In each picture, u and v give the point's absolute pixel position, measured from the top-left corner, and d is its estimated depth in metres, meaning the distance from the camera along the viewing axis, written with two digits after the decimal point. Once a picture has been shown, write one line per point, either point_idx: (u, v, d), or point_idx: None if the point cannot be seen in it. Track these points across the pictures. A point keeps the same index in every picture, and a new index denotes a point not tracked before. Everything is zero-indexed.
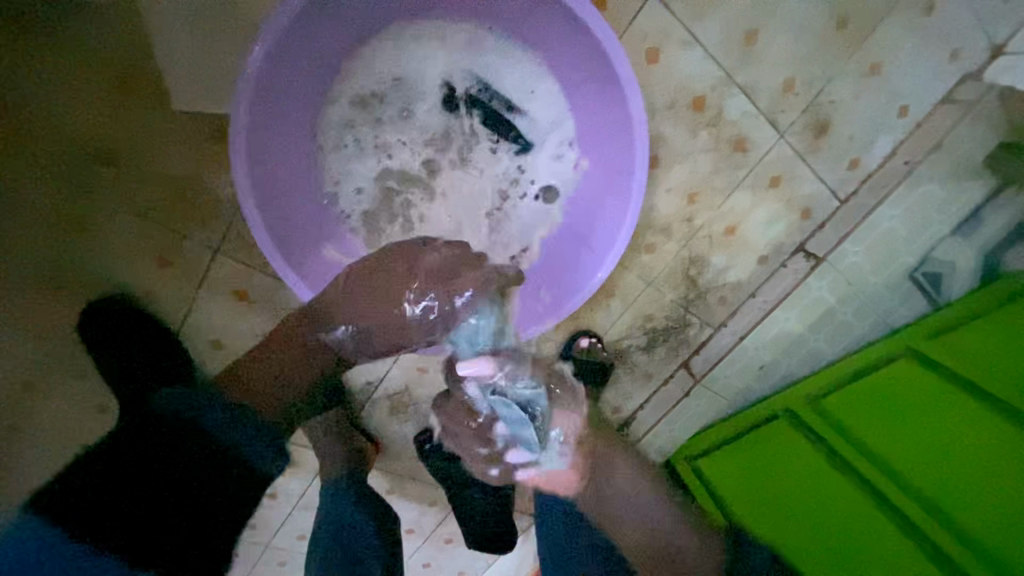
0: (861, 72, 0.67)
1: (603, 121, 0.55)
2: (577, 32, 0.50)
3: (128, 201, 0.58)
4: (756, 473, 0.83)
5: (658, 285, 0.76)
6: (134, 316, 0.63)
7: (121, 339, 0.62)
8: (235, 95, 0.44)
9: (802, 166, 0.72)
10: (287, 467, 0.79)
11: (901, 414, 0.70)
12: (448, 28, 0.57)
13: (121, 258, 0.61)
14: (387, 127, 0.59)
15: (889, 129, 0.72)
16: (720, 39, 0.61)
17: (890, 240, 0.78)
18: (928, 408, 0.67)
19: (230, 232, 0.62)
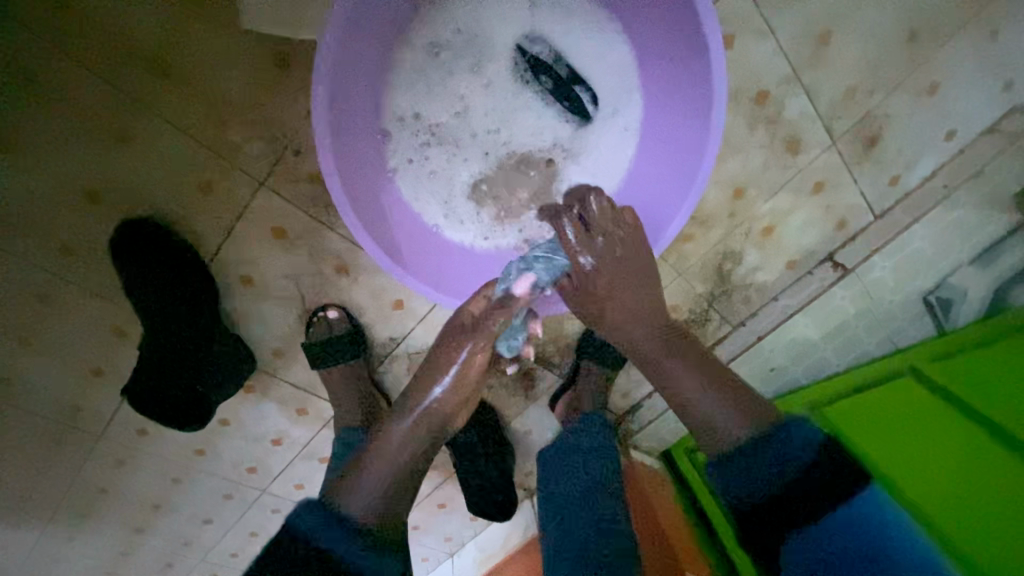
0: (921, 89, 0.68)
1: (678, 103, 0.54)
2: (675, 6, 0.48)
3: (176, 118, 0.56)
4: None
5: (688, 276, 0.78)
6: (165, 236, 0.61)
7: (158, 257, 0.60)
8: (323, 35, 0.43)
9: (846, 175, 0.73)
10: (299, 407, 0.81)
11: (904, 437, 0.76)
12: None
13: (161, 178, 0.59)
14: (455, 81, 0.57)
15: (933, 150, 0.73)
16: (795, 36, 0.61)
17: (915, 261, 0.80)
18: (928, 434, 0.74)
19: (275, 168, 0.59)
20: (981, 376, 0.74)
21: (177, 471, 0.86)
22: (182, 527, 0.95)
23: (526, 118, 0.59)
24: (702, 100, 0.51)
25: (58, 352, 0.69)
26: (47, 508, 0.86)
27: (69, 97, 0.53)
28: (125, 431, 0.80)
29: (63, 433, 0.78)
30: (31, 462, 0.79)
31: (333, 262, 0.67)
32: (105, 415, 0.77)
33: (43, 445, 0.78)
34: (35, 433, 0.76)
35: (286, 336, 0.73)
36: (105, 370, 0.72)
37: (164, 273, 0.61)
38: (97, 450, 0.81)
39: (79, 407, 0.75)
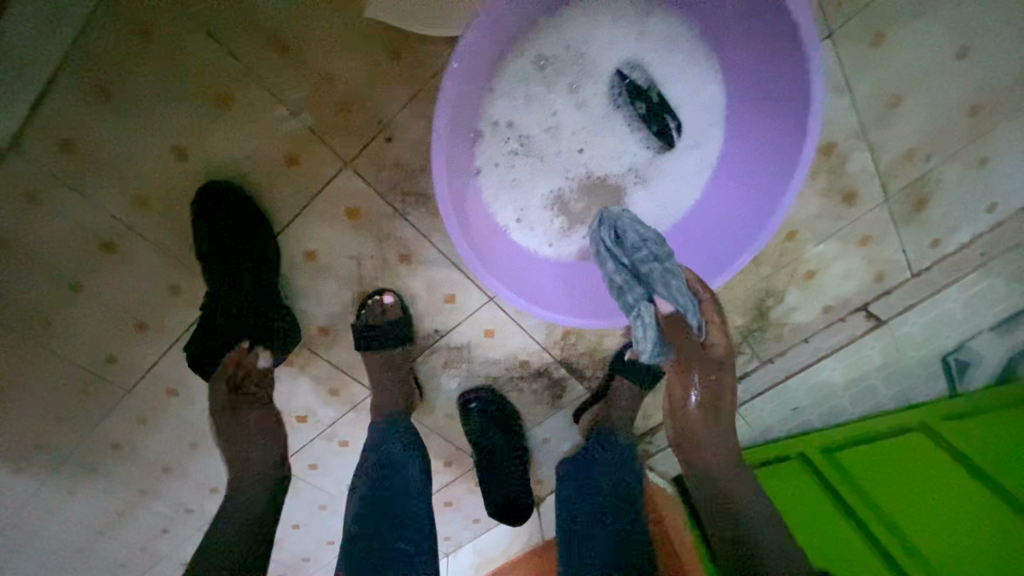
0: (973, 162, 0.72)
1: (763, 146, 0.58)
2: (787, 59, 0.51)
3: (279, 89, 0.57)
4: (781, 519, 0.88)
5: (729, 308, 0.81)
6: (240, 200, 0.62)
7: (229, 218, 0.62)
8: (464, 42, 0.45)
9: (892, 232, 0.76)
10: (332, 386, 0.82)
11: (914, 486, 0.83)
12: (650, 13, 0.56)
13: (251, 145, 0.60)
14: (554, 94, 0.58)
15: (976, 219, 0.77)
16: (869, 96, 0.65)
17: (945, 321, 0.84)
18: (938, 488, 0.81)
19: (365, 150, 0.61)
20: (986, 442, 0.83)
21: (196, 435, 0.86)
22: (186, 492, 0.94)
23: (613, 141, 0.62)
24: (793, 150, 0.55)
25: (107, 301, 0.69)
26: (59, 454, 0.85)
27: (184, 56, 0.54)
28: (154, 390, 0.79)
29: (92, 383, 0.77)
30: (54, 407, 0.79)
31: (398, 250, 0.69)
32: (138, 371, 0.77)
33: (70, 392, 0.77)
34: (65, 379, 0.76)
35: (335, 315, 0.73)
36: (149, 326, 0.72)
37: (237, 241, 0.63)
38: (122, 404, 0.80)
39: (114, 359, 0.75)
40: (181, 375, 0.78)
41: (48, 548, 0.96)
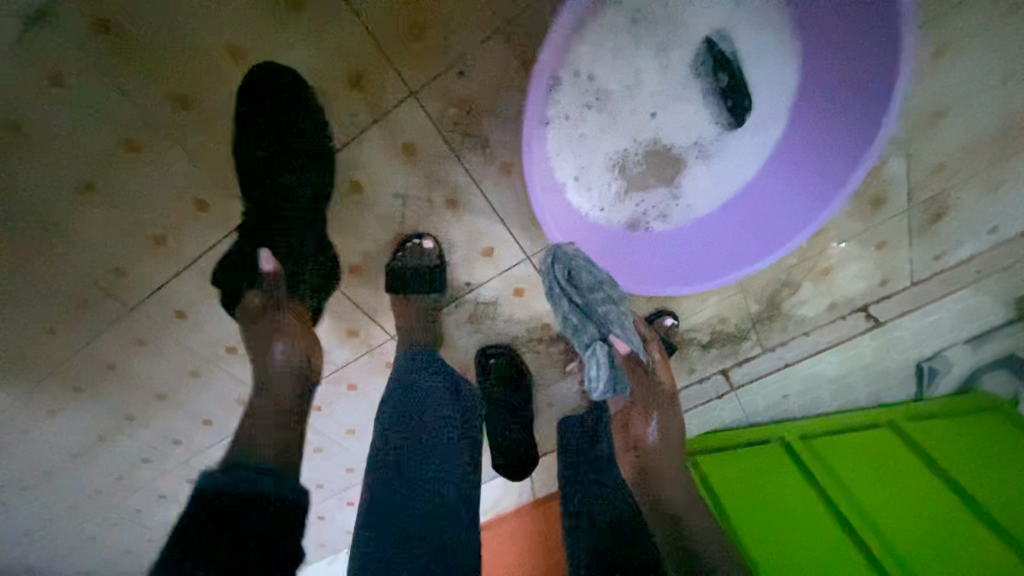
0: (991, 183, 0.77)
1: (821, 142, 0.63)
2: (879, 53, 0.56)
3: (355, 0, 0.53)
4: (752, 492, 0.94)
5: (748, 295, 0.85)
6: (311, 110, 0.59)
7: (302, 132, 0.60)
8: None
9: (907, 240, 0.81)
10: (353, 327, 0.80)
11: (874, 471, 0.94)
12: None
13: (314, 57, 0.56)
14: (643, 53, 0.57)
15: (979, 238, 0.83)
16: (921, 106, 0.67)
17: (931, 329, 0.91)
18: (892, 475, 0.93)
19: (434, 82, 0.58)
20: (942, 444, 0.96)
21: (197, 364, 0.82)
22: (177, 423, 0.90)
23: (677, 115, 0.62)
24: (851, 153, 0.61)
25: (121, 209, 0.64)
26: (44, 367, 0.79)
27: None
28: (160, 311, 0.75)
29: (91, 296, 0.72)
30: (46, 316, 0.73)
31: (446, 194, 0.67)
32: (145, 288, 0.72)
33: (66, 301, 0.72)
34: (62, 288, 0.70)
35: (370, 253, 0.72)
36: (164, 242, 0.68)
37: (287, 124, 0.60)
38: (122, 322, 0.76)
39: (121, 273, 0.70)
40: (192, 298, 0.74)
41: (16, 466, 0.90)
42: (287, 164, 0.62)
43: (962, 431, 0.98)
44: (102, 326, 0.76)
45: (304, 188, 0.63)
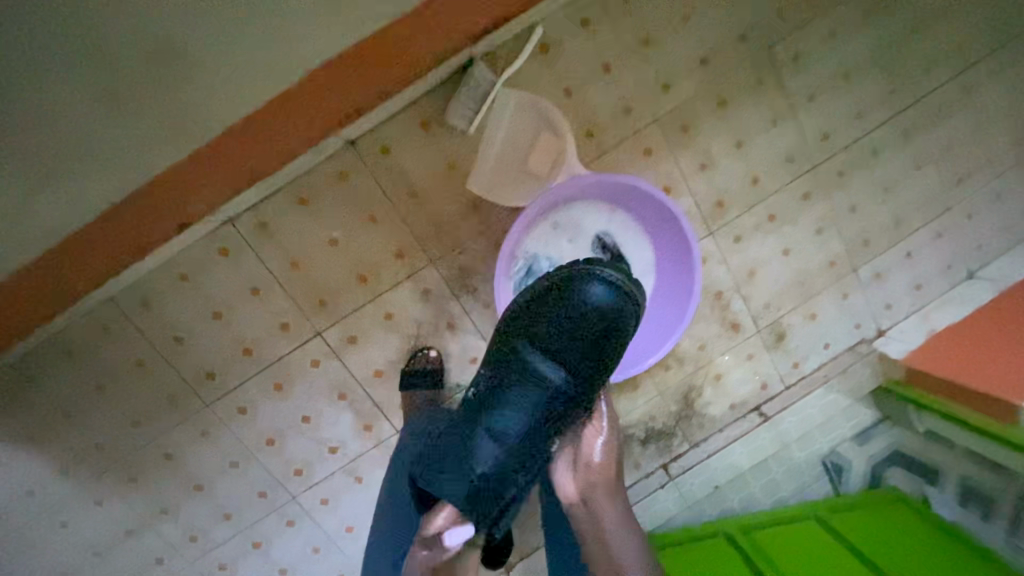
0: (808, 314, 1.16)
1: (674, 289, 1.02)
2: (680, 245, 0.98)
3: (404, 216, 0.97)
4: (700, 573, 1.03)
5: (665, 395, 1.15)
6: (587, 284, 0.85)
7: (599, 306, 0.83)
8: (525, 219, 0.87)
9: (766, 354, 1.17)
10: (371, 421, 1.07)
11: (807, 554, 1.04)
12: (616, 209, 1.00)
13: (377, 243, 0.98)
14: (562, 243, 1.00)
15: (819, 352, 1.19)
16: (739, 268, 1.10)
17: (812, 425, 1.20)
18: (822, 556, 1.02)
19: (443, 256, 1.00)
20: (861, 532, 1.08)
21: (240, 455, 1.04)
22: (202, 516, 1.06)
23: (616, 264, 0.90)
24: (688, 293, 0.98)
25: (232, 329, 0.98)
26: (118, 456, 1.01)
27: (357, 192, 0.95)
28: (227, 407, 1.02)
29: (184, 393, 1.00)
30: (146, 409, 0.99)
31: (447, 320, 1.03)
32: (224, 388, 1.00)
33: (166, 396, 0.99)
34: (167, 386, 0.99)
35: (391, 361, 1.04)
36: (251, 352, 1.00)
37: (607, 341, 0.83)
38: (195, 416, 1.01)
39: (212, 376, 1.00)
40: (255, 396, 1.02)
41: (49, 556, 1.02)
42: (571, 324, 0.83)
43: (876, 521, 1.11)
44: (180, 420, 1.01)
45: (582, 345, 0.83)
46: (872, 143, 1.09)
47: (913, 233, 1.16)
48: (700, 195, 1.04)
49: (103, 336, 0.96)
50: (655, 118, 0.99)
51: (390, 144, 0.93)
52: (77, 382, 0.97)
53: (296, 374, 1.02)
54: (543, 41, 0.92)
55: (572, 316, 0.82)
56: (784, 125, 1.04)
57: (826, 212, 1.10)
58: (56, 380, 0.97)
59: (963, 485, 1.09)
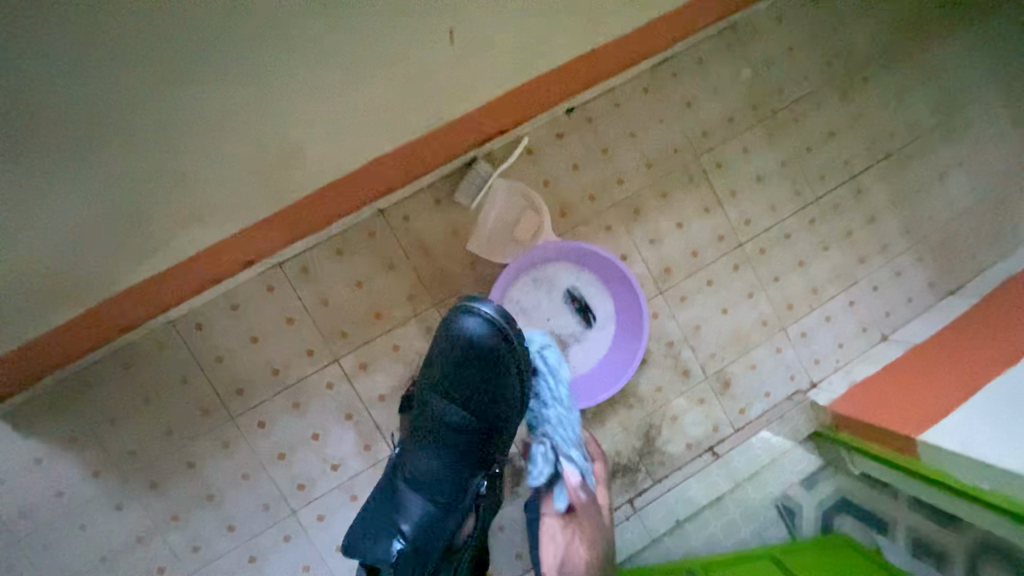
0: (748, 365, 1.38)
1: (629, 335, 1.25)
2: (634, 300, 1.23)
3: (416, 267, 1.23)
4: None
5: (628, 432, 1.32)
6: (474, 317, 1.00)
7: (470, 334, 0.99)
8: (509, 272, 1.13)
9: (715, 398, 1.36)
10: (371, 441, 1.23)
11: None
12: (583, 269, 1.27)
13: (392, 287, 1.23)
14: (540, 294, 1.25)
15: (761, 399, 1.38)
16: (686, 322, 1.34)
17: (762, 468, 1.36)
18: None
19: (445, 301, 1.24)
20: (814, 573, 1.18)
21: (253, 466, 1.18)
22: (208, 527, 1.16)
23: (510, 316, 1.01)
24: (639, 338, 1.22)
25: (266, 352, 1.19)
26: (145, 463, 1.15)
27: (380, 247, 1.22)
28: (250, 421, 1.19)
29: (215, 406, 1.18)
30: (180, 419, 1.16)
31: None
32: (251, 403, 1.19)
33: (199, 408, 1.17)
34: (203, 399, 1.17)
35: (394, 387, 1.23)
36: (279, 372, 1.20)
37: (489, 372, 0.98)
38: (221, 428, 1.18)
39: (243, 391, 1.19)
40: (275, 412, 1.20)
41: (63, 558, 1.12)
42: (457, 360, 0.99)
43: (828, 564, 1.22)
44: (207, 430, 1.17)
45: (469, 371, 0.99)
46: (787, 229, 1.38)
47: (829, 300, 1.42)
48: (650, 262, 1.32)
49: (157, 354, 1.16)
50: (613, 203, 1.30)
51: (410, 213, 1.22)
52: (125, 393, 1.15)
53: (313, 394, 1.21)
54: (529, 146, 1.25)
55: (456, 348, 0.99)
56: (714, 211, 1.34)
57: (754, 280, 1.37)
58: (106, 391, 1.14)
59: (912, 537, 1.29)
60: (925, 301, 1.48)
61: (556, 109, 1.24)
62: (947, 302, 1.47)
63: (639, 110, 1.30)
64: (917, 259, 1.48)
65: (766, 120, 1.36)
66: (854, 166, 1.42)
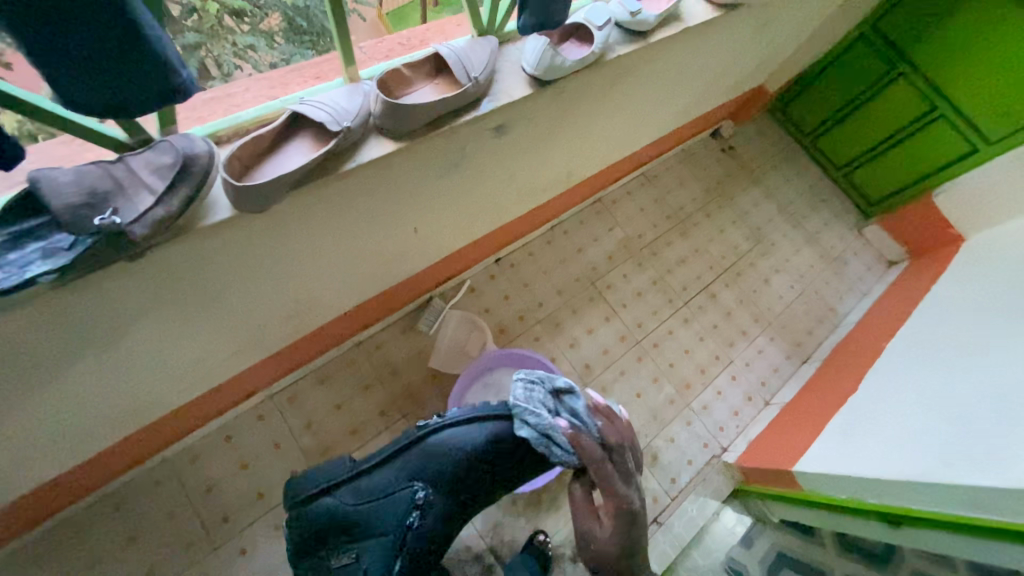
0: (668, 438, 1.68)
1: None
2: None
3: (388, 387, 1.52)
4: None
5: None
6: (502, 425, 0.99)
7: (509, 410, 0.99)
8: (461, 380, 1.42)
9: (648, 471, 1.61)
10: None
11: None
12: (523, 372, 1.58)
13: (368, 405, 1.49)
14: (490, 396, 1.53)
15: (686, 468, 1.65)
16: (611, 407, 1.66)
17: (699, 530, 1.58)
18: None
19: (412, 412, 1.51)
20: None
21: None
22: None
23: (533, 413, 0.94)
24: None
25: (253, 478, 1.35)
26: None
27: (358, 373, 1.51)
28: (232, 550, 1.28)
29: (200, 539, 1.27)
30: (162, 558, 1.24)
31: None
32: (235, 531, 1.30)
33: (183, 543, 1.26)
34: (188, 533, 1.27)
35: None
36: (263, 498, 1.34)
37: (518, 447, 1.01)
38: (203, 561, 1.26)
39: (228, 520, 1.30)
40: (258, 538, 1.30)
41: None
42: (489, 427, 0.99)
43: None
44: (190, 566, 1.25)
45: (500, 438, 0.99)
46: (670, 327, 1.85)
47: (716, 378, 1.82)
48: (574, 362, 1.69)
49: (148, 492, 1.28)
50: (537, 321, 1.72)
51: (382, 343, 1.56)
52: (110, 536, 1.23)
53: None
54: (471, 286, 1.70)
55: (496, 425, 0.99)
56: (613, 319, 1.80)
57: (655, 368, 1.76)
58: (91, 536, 1.22)
59: None
60: (787, 370, 1.93)
61: (488, 260, 1.73)
62: (803, 369, 1.93)
63: (547, 256, 1.83)
64: (772, 339, 1.97)
65: (637, 254, 1.94)
66: (705, 278, 1.99)
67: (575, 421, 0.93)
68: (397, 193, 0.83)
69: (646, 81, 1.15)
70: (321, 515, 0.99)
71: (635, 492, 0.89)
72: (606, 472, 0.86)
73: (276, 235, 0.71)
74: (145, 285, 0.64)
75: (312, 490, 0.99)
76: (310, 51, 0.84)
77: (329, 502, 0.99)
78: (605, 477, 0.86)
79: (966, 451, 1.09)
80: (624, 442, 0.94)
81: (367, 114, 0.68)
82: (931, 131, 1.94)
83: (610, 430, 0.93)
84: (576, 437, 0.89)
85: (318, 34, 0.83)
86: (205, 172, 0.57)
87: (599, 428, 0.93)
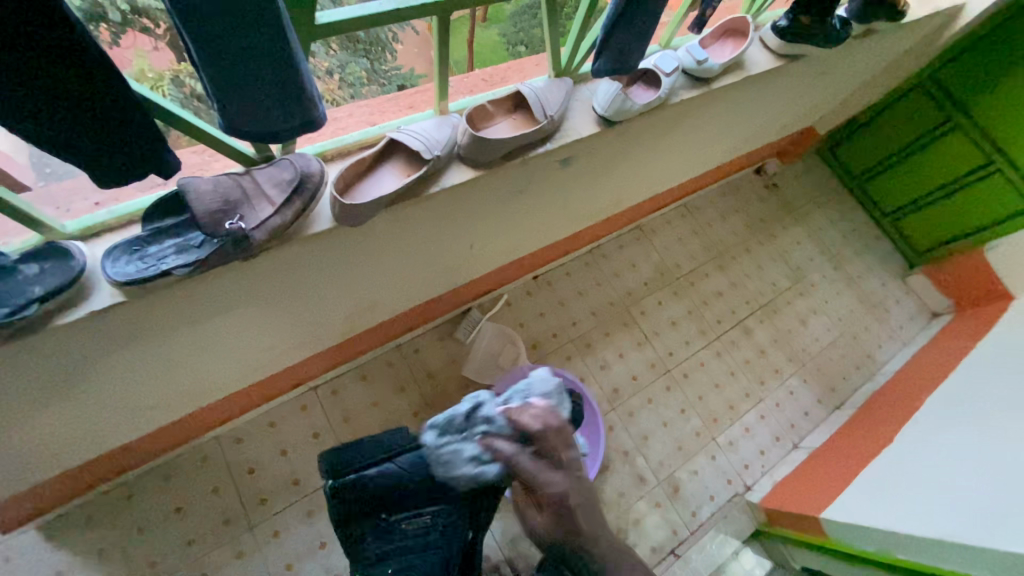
0: (691, 470, 1.67)
1: (591, 444, 1.56)
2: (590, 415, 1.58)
3: (421, 390, 1.59)
4: None
5: None
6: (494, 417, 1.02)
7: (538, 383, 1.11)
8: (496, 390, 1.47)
9: (669, 502, 1.61)
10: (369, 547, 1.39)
11: None
12: None
13: (402, 405, 1.55)
14: None
15: (708, 502, 1.64)
16: (635, 434, 1.67)
17: (716, 568, 1.57)
18: None
19: None
20: None
21: None
22: None
23: (439, 449, 0.97)
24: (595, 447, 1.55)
25: (290, 464, 1.42)
26: None
27: (395, 374, 1.58)
28: (266, 530, 1.35)
29: (238, 517, 1.35)
30: (201, 532, 1.32)
31: None
32: (270, 512, 1.37)
33: (222, 519, 1.34)
34: (227, 509, 1.35)
35: None
36: (298, 485, 1.41)
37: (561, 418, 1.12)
38: (239, 538, 1.33)
39: (265, 502, 1.37)
40: (290, 523, 1.37)
41: None
42: None
43: None
44: (226, 541, 1.32)
45: None
46: (701, 358, 1.86)
47: (744, 414, 1.81)
48: (602, 384, 1.72)
49: (195, 466, 1.37)
50: (569, 340, 1.76)
51: (419, 347, 1.63)
52: (158, 504, 1.32)
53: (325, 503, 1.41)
54: (507, 300, 1.76)
55: None
56: (644, 345, 1.82)
57: (683, 398, 1.77)
58: (141, 502, 1.31)
59: None
60: (819, 414, 1.90)
61: (525, 276, 1.78)
62: (836, 415, 1.89)
63: (584, 277, 1.87)
64: (804, 381, 1.94)
65: (672, 282, 1.96)
66: (739, 313, 1.99)
67: (490, 428, 0.95)
68: (465, 213, 0.90)
69: (702, 123, 1.19)
70: (381, 483, 0.98)
71: (560, 471, 0.87)
72: (522, 463, 0.89)
73: (358, 245, 0.78)
74: (247, 284, 0.72)
75: (370, 459, 0.99)
76: (366, 59, 0.87)
77: (390, 470, 0.98)
78: (524, 474, 0.88)
79: (1000, 518, 1.07)
80: (546, 428, 0.91)
81: (453, 144, 0.75)
82: (987, 185, 1.90)
83: (521, 416, 0.93)
84: (490, 442, 0.93)
85: (376, 43, 0.86)
86: (316, 187, 0.65)
87: (508, 422, 0.94)
